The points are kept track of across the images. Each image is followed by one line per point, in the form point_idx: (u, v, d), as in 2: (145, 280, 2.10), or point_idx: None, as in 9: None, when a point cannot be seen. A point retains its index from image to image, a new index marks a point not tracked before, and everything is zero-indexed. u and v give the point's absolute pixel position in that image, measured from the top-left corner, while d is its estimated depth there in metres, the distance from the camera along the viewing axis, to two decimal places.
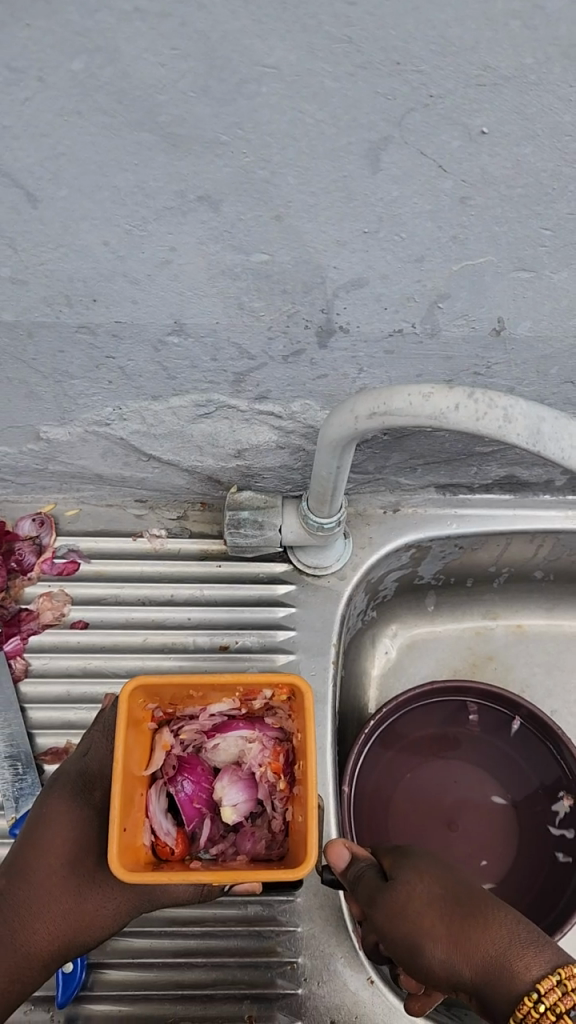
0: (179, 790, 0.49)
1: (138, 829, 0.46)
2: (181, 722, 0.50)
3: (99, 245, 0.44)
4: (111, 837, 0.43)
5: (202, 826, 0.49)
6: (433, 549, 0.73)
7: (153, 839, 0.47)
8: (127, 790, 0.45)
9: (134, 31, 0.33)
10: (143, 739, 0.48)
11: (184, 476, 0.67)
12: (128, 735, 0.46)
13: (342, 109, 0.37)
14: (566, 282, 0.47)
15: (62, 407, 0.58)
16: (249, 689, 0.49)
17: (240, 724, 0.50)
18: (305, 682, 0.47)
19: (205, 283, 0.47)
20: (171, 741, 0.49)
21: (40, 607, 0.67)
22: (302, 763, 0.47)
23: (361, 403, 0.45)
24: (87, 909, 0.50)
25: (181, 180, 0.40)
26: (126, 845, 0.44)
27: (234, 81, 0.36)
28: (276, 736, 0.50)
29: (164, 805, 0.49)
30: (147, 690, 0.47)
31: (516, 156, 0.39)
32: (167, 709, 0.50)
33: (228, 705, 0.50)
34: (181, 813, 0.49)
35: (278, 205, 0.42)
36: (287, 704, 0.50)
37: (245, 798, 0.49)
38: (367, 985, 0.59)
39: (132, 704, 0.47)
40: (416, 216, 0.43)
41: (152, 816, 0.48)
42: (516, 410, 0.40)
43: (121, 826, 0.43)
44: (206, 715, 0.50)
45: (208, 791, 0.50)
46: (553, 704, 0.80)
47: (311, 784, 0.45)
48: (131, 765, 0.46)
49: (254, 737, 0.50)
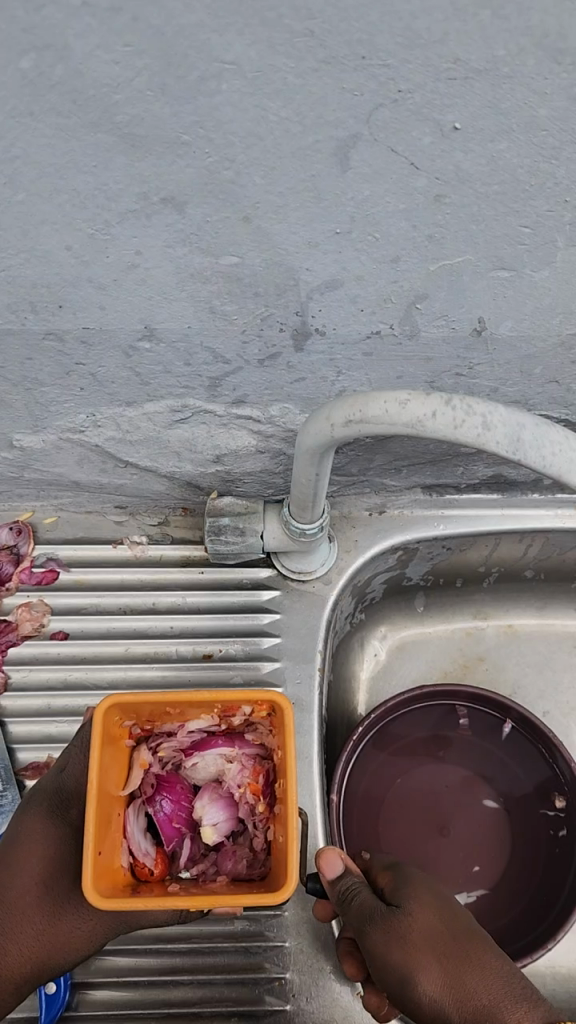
0: (158, 809, 0.48)
1: (115, 852, 0.45)
2: (159, 740, 0.49)
3: (62, 251, 0.42)
4: (86, 863, 0.41)
5: (182, 846, 0.48)
6: (420, 551, 0.71)
7: (131, 860, 0.46)
8: (103, 811, 0.44)
9: (85, 27, 0.32)
10: (120, 758, 0.47)
11: (164, 483, 0.65)
12: (104, 755, 0.44)
13: (308, 106, 0.35)
14: (548, 280, 0.46)
15: (34, 415, 0.56)
16: (228, 706, 0.47)
17: (219, 741, 0.49)
18: (285, 698, 0.46)
19: (173, 288, 0.45)
20: (149, 760, 0.48)
21: (19, 619, 0.66)
22: (283, 782, 0.46)
23: (337, 410, 0.43)
24: (61, 930, 0.49)
25: (142, 182, 0.39)
26: (103, 869, 0.42)
27: (192, 78, 0.34)
28: (256, 753, 0.49)
29: (142, 824, 0.47)
30: (123, 708, 0.46)
31: (491, 152, 0.38)
32: (144, 727, 0.48)
33: (207, 722, 0.49)
34: (160, 833, 0.48)
35: (246, 207, 0.40)
36: (267, 720, 0.48)
37: (226, 817, 0.48)
38: (357, 999, 0.58)
39: (108, 721, 0.45)
40: (389, 215, 0.41)
41: (129, 837, 0.46)
42: (495, 416, 0.39)
43: (97, 850, 0.42)
44: (185, 733, 0.49)
45: (189, 809, 0.49)
46: (545, 705, 0.79)
47: (292, 804, 0.44)
48: (107, 786, 0.45)
49: (234, 754, 0.49)
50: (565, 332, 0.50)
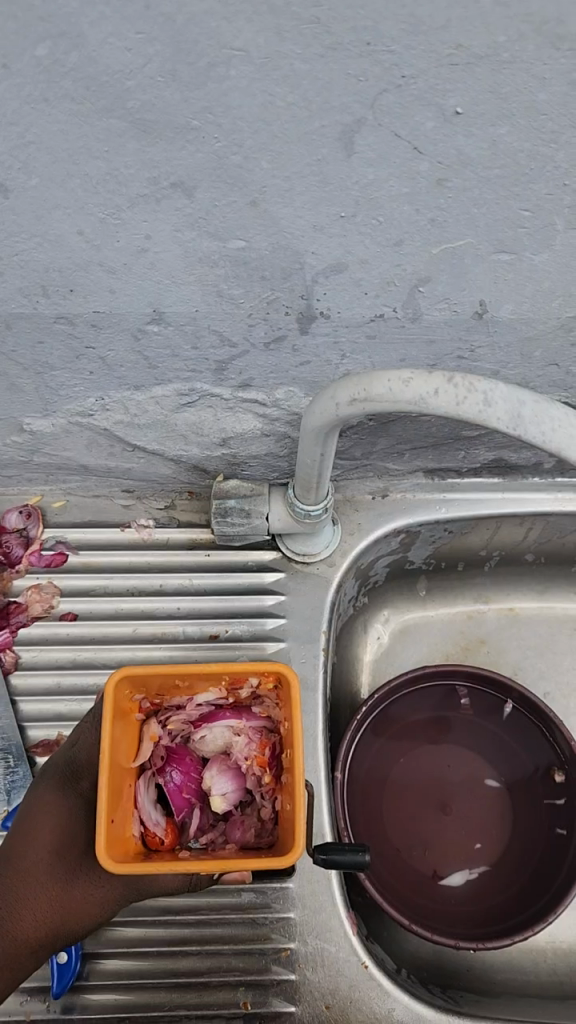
0: (168, 780, 0.49)
1: (127, 822, 0.46)
2: (169, 714, 0.50)
3: (74, 235, 0.43)
4: (99, 830, 0.42)
5: (192, 816, 0.49)
6: (422, 534, 0.72)
7: (142, 830, 0.47)
8: (115, 781, 0.45)
9: (98, 15, 0.33)
10: (130, 731, 0.48)
11: (170, 466, 0.66)
12: (115, 727, 0.45)
13: (314, 92, 0.36)
14: (547, 263, 0.47)
15: (44, 399, 0.57)
16: (235, 678, 0.48)
17: (227, 714, 0.50)
18: (292, 669, 0.47)
19: (182, 272, 0.46)
20: (159, 733, 0.49)
21: (29, 600, 0.67)
22: (290, 751, 0.46)
23: (341, 390, 0.44)
24: (74, 897, 0.50)
25: (153, 167, 0.40)
26: (115, 837, 0.44)
27: (202, 64, 0.35)
28: (263, 726, 0.50)
29: (153, 795, 0.49)
30: (133, 680, 0.47)
31: (492, 136, 0.39)
32: (153, 701, 0.49)
33: (215, 695, 0.50)
34: (170, 803, 0.49)
35: (253, 191, 0.41)
36: (274, 692, 0.49)
37: (235, 787, 0.49)
38: (362, 970, 0.59)
39: (119, 695, 0.46)
40: (393, 199, 0.42)
41: (141, 808, 0.48)
42: (497, 394, 0.40)
43: (109, 818, 0.43)
44: (193, 705, 0.50)
45: (197, 780, 0.50)
46: (545, 686, 0.80)
47: (300, 772, 0.45)
48: (119, 757, 0.46)
49: (241, 727, 0.50)
50: (564, 315, 0.51)
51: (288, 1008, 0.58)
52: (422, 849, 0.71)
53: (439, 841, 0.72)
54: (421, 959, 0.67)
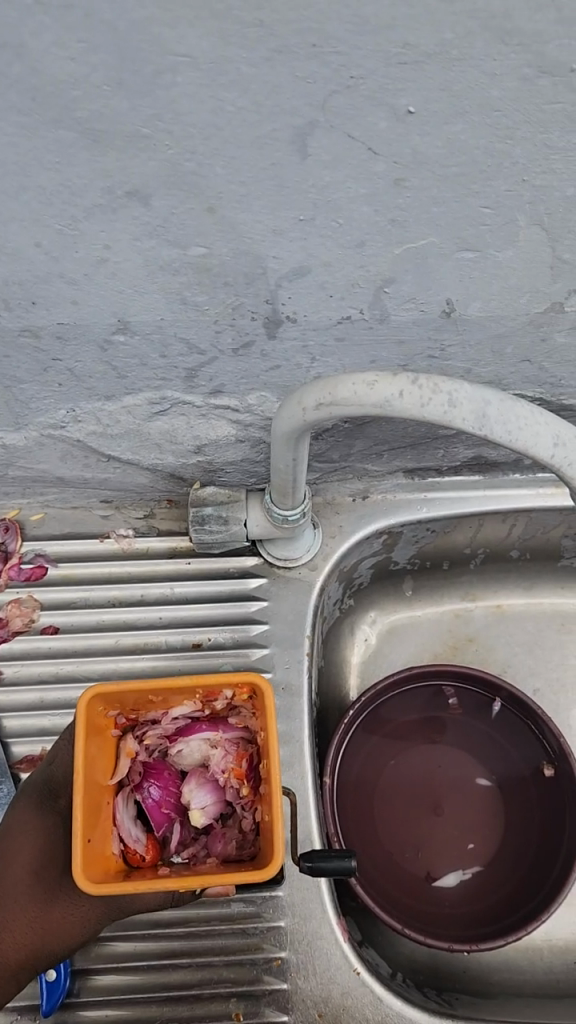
0: (147, 796, 0.49)
1: (106, 839, 0.46)
2: (144, 729, 0.49)
3: (31, 247, 0.43)
4: (75, 850, 0.42)
5: (172, 831, 0.49)
6: (404, 535, 0.72)
7: (122, 847, 0.47)
8: (91, 799, 0.44)
9: (39, 25, 0.32)
10: (106, 748, 0.48)
11: (147, 475, 0.66)
12: (89, 745, 0.45)
13: (263, 96, 0.36)
14: (512, 260, 0.46)
15: (14, 412, 0.57)
16: (210, 690, 0.48)
17: (203, 726, 0.49)
18: (265, 678, 0.46)
19: (144, 280, 0.46)
20: (135, 748, 0.49)
21: (9, 615, 0.66)
22: (266, 761, 0.46)
23: (307, 395, 0.44)
24: (54, 918, 0.49)
25: (106, 176, 0.39)
26: (93, 857, 0.43)
27: (148, 71, 0.34)
28: (240, 737, 0.49)
29: (132, 812, 0.48)
30: (106, 698, 0.46)
31: (447, 134, 0.38)
32: (129, 717, 0.49)
33: (190, 709, 0.49)
34: (150, 819, 0.49)
35: (209, 197, 0.41)
36: (249, 702, 0.49)
37: (214, 800, 0.49)
38: (354, 976, 0.59)
39: (91, 714, 0.46)
40: (351, 201, 0.42)
41: (120, 824, 0.47)
42: (461, 394, 0.40)
43: (86, 837, 0.43)
44: (169, 720, 0.49)
45: (176, 795, 0.50)
46: (535, 681, 0.80)
47: (276, 782, 0.44)
48: (94, 775, 0.45)
49: (218, 739, 0.49)
50: (533, 310, 0.51)
51: (281, 1018, 0.58)
52: (414, 852, 0.71)
53: (431, 842, 0.71)
54: (418, 963, 0.67)
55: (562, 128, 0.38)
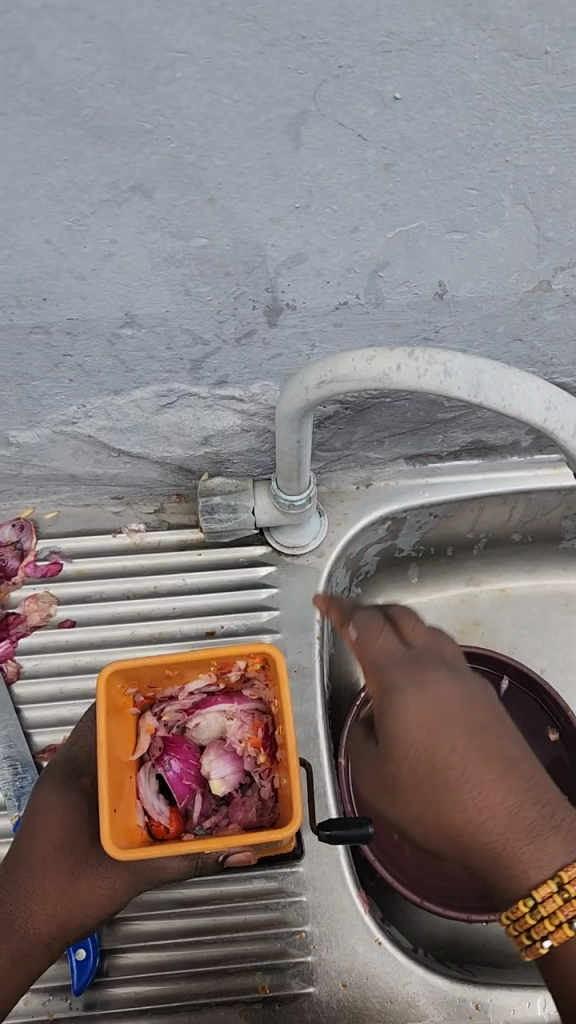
0: (168, 770, 0.51)
1: (130, 812, 0.47)
2: (163, 705, 0.51)
3: (42, 244, 0.45)
4: (102, 820, 0.43)
5: (194, 803, 0.51)
6: (408, 521, 0.74)
7: (146, 820, 0.48)
8: (114, 773, 0.46)
9: (46, 28, 0.35)
10: (127, 726, 0.49)
11: (156, 469, 0.68)
12: (110, 722, 0.46)
13: (257, 87, 0.38)
14: (499, 240, 0.49)
15: (28, 409, 0.59)
16: (224, 662, 0.49)
17: (219, 700, 0.51)
18: (276, 647, 0.48)
19: (149, 273, 0.48)
20: (155, 724, 0.50)
21: (27, 610, 0.68)
22: (282, 727, 0.48)
23: (310, 374, 0.46)
24: (82, 890, 0.51)
25: (111, 172, 0.41)
26: (119, 827, 0.44)
27: (149, 69, 0.37)
28: (254, 708, 0.51)
29: (154, 786, 0.50)
30: (125, 675, 0.48)
31: (431, 118, 0.41)
32: (147, 694, 0.51)
33: (205, 683, 0.51)
34: (172, 792, 0.51)
35: (209, 188, 0.43)
36: (262, 673, 0.50)
37: (233, 770, 0.51)
38: (376, 947, 0.60)
39: (111, 691, 0.47)
40: (344, 187, 0.44)
41: (143, 798, 0.48)
42: (455, 364, 0.41)
43: (112, 808, 0.44)
44: (186, 695, 0.51)
45: (195, 766, 0.52)
46: (542, 661, 0.81)
47: (291, 745, 0.46)
48: (116, 751, 0.47)
49: (233, 710, 0.51)
50: (522, 288, 0.53)
51: (306, 989, 0.59)
52: None
53: None
54: (439, 940, 0.68)
55: (540, 109, 0.41)
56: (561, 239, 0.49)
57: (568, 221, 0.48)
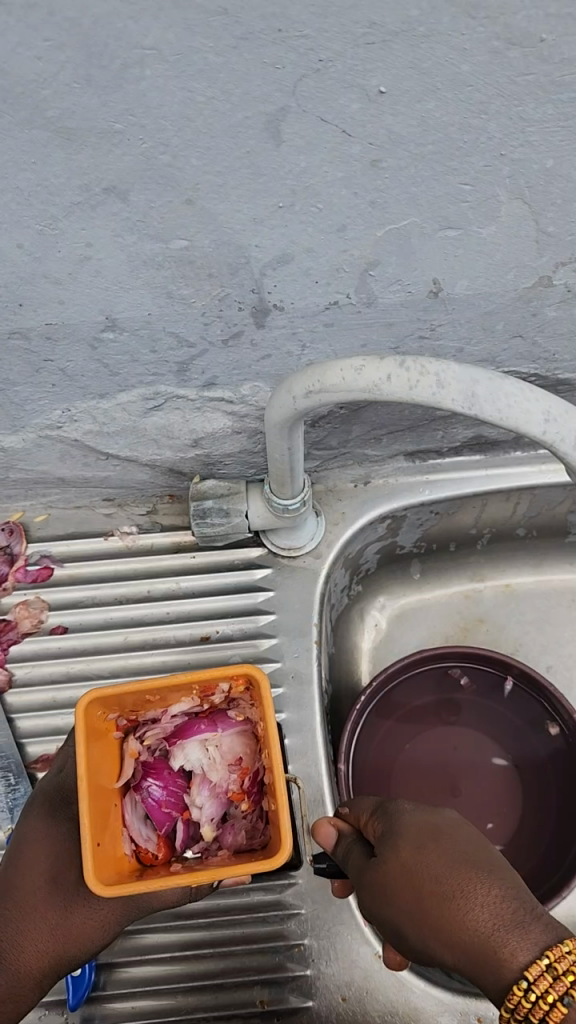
0: (148, 797, 0.49)
1: (116, 840, 0.46)
2: (144, 729, 0.50)
3: (14, 250, 0.43)
4: (86, 856, 0.42)
5: (176, 829, 0.49)
6: (408, 518, 0.72)
7: (134, 847, 0.47)
8: (96, 804, 0.44)
9: (3, 25, 0.32)
10: (109, 752, 0.48)
11: (146, 471, 0.66)
12: (91, 750, 0.45)
13: (233, 84, 0.36)
14: (495, 236, 0.46)
15: (11, 415, 0.57)
16: (207, 686, 0.48)
17: (202, 725, 0.50)
18: (259, 668, 0.47)
19: (128, 276, 0.46)
20: (138, 749, 0.49)
21: (18, 617, 0.67)
22: (268, 748, 0.47)
23: (297, 382, 0.43)
24: (74, 919, 0.50)
25: (83, 174, 0.39)
26: (104, 860, 0.43)
27: (116, 66, 0.35)
28: (240, 730, 0.50)
29: (140, 813, 0.49)
30: (105, 703, 0.47)
31: (420, 112, 0.38)
32: (129, 719, 0.49)
33: (188, 706, 0.50)
34: (153, 820, 0.49)
35: (187, 189, 0.41)
36: (246, 694, 0.49)
37: (215, 795, 0.50)
38: (376, 960, 0.60)
39: (91, 719, 0.46)
40: (330, 186, 0.41)
41: (129, 825, 0.47)
42: (449, 374, 0.39)
43: (95, 841, 0.43)
44: (168, 719, 0.50)
45: (178, 793, 0.50)
46: (548, 659, 0.80)
47: (278, 767, 0.45)
48: (98, 780, 0.45)
49: (218, 736, 0.50)
50: (521, 285, 0.50)
51: (305, 1004, 0.59)
52: None
53: None
54: None
55: (535, 100, 0.38)
56: (561, 234, 0.47)
57: (567, 216, 0.45)
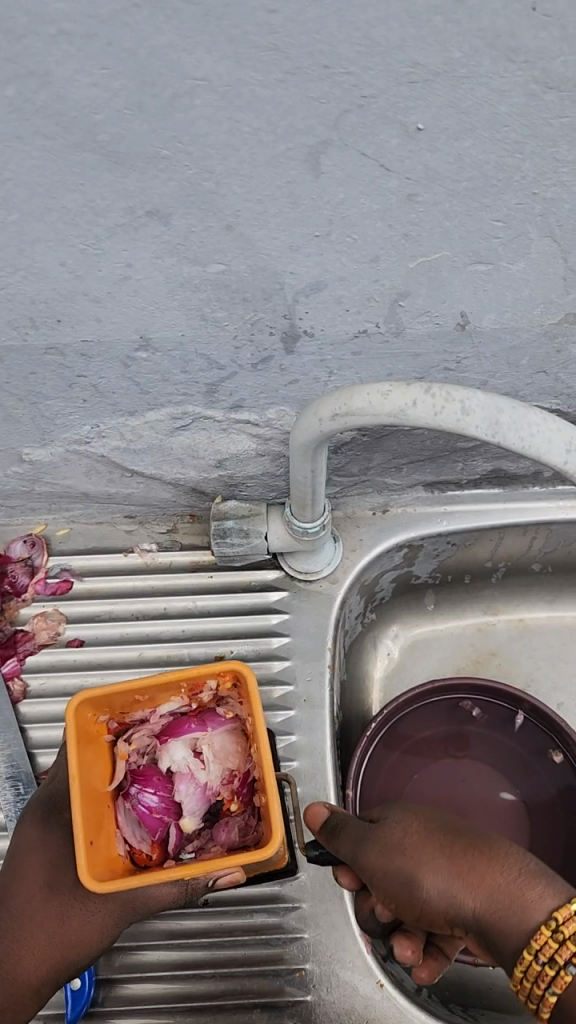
0: (140, 804, 0.49)
1: (110, 841, 0.46)
2: (133, 730, 0.50)
3: (56, 267, 0.44)
4: (79, 854, 0.42)
5: (169, 834, 0.49)
6: (425, 547, 0.72)
7: (128, 849, 0.47)
8: (88, 806, 0.45)
9: (63, 54, 0.34)
10: (101, 756, 0.49)
11: (169, 489, 0.67)
12: (82, 752, 0.46)
13: (278, 116, 0.37)
14: (524, 272, 0.47)
15: (42, 429, 0.58)
16: (194, 682, 0.49)
17: (191, 724, 0.50)
18: (246, 664, 0.48)
19: (165, 297, 0.47)
20: (128, 752, 0.50)
21: (35, 628, 0.68)
22: (257, 743, 0.47)
23: (324, 405, 0.45)
24: (73, 926, 0.50)
25: (128, 196, 0.41)
26: (97, 859, 0.44)
27: (168, 95, 0.36)
28: (229, 728, 0.50)
29: (133, 817, 0.49)
30: (95, 703, 0.47)
31: (457, 151, 0.40)
32: (120, 720, 0.50)
33: (177, 704, 0.50)
34: (146, 823, 0.49)
35: (228, 215, 0.42)
36: (233, 690, 0.50)
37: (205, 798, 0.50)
38: (377, 989, 0.60)
39: (81, 720, 0.47)
40: (365, 217, 0.43)
41: (123, 829, 0.48)
42: (474, 403, 0.40)
43: (88, 839, 0.43)
44: (157, 718, 0.51)
45: (169, 798, 0.50)
46: (558, 696, 0.79)
47: (266, 762, 0.45)
48: (89, 783, 0.46)
49: (208, 735, 0.50)
50: (547, 321, 0.51)
51: None
52: None
53: None
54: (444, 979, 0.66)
55: (569, 142, 0.39)
56: None
57: None
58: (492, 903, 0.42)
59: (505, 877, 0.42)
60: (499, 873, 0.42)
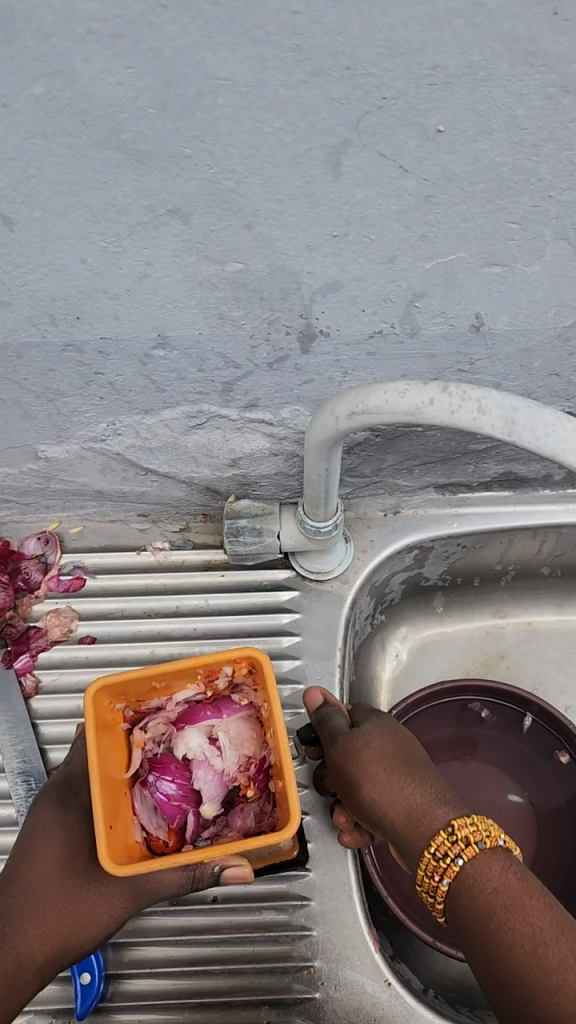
0: (158, 791, 0.49)
1: (127, 828, 0.47)
2: (148, 718, 0.51)
3: (77, 264, 0.45)
4: (100, 838, 0.43)
5: (187, 821, 0.49)
6: (435, 549, 0.73)
7: (145, 836, 0.48)
8: (107, 791, 0.45)
9: (90, 53, 0.35)
10: (118, 743, 0.49)
11: (183, 488, 0.68)
12: (100, 739, 0.47)
13: (299, 116, 0.38)
14: (538, 274, 0.48)
15: (58, 426, 0.59)
16: (210, 670, 0.50)
17: (208, 710, 0.51)
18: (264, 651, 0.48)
19: (183, 295, 0.48)
20: (144, 739, 0.50)
21: (48, 624, 0.69)
22: (273, 727, 0.48)
23: (341, 404, 0.45)
24: (82, 909, 0.50)
25: (150, 195, 0.41)
26: (115, 844, 0.44)
27: (191, 94, 0.37)
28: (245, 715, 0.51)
29: (151, 803, 0.49)
30: (113, 691, 0.48)
31: (474, 152, 0.40)
32: (135, 707, 0.51)
33: (192, 692, 0.51)
34: (163, 810, 0.49)
35: (247, 214, 0.43)
36: (248, 677, 0.51)
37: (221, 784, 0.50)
38: (385, 987, 0.60)
39: (99, 707, 0.47)
40: (383, 217, 0.43)
41: (140, 815, 0.48)
42: (490, 402, 0.41)
43: (108, 824, 0.44)
44: (172, 706, 0.51)
45: (187, 786, 0.50)
46: (566, 700, 0.80)
47: (284, 746, 0.46)
48: (108, 769, 0.47)
49: (224, 723, 0.51)
50: (561, 324, 0.52)
51: None
52: None
53: None
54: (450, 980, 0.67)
55: None
56: None
57: None
58: (455, 848, 0.46)
59: (483, 837, 0.46)
60: (476, 831, 0.46)
